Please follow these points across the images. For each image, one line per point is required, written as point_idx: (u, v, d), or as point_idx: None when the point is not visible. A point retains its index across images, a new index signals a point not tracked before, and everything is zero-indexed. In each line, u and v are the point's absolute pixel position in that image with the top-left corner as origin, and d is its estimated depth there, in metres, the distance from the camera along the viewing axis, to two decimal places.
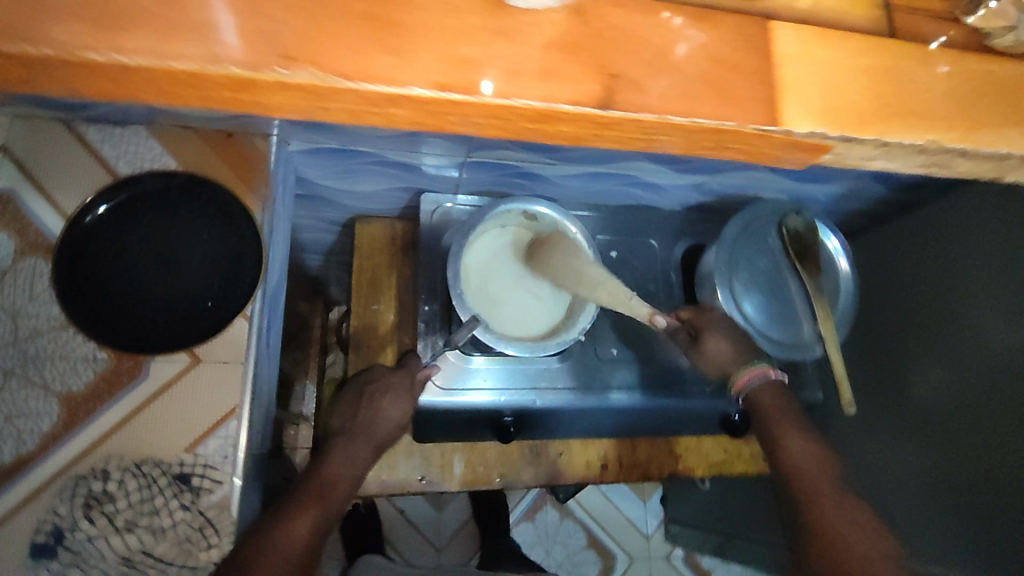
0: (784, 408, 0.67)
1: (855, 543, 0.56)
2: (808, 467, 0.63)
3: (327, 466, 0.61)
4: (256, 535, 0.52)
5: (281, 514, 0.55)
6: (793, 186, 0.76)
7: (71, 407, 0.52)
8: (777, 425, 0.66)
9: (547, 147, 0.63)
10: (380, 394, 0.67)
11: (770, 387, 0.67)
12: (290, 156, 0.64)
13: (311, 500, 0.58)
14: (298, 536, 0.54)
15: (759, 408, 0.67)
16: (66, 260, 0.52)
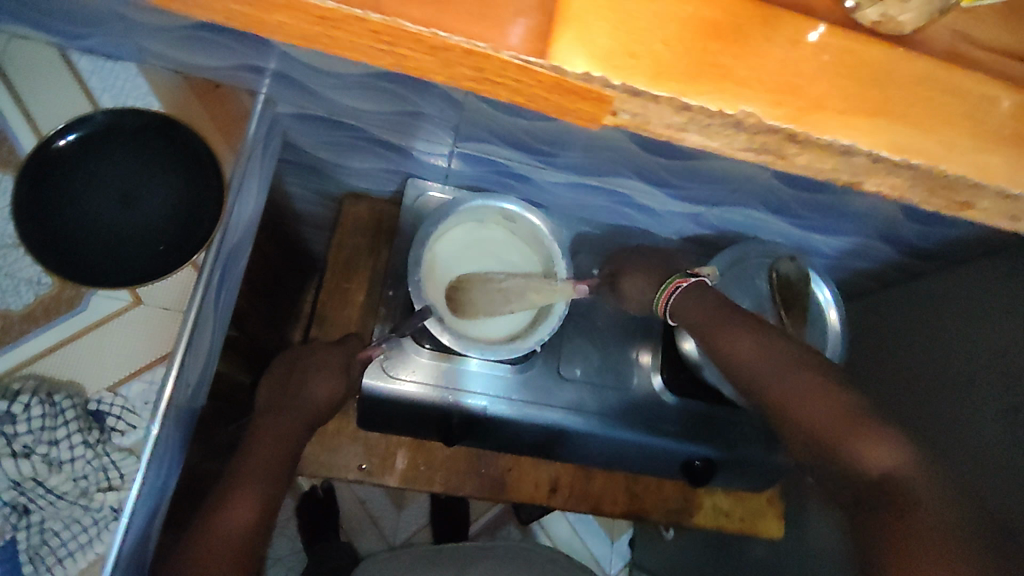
0: (710, 300, 0.56)
1: (818, 414, 0.48)
2: (749, 355, 0.52)
3: (259, 446, 0.61)
4: (194, 542, 0.54)
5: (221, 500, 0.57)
6: (794, 232, 0.72)
7: (5, 325, 0.52)
8: (708, 322, 0.55)
9: (532, 144, 0.61)
10: (310, 370, 0.67)
11: (694, 295, 0.58)
12: (280, 119, 0.64)
13: (255, 481, 0.59)
14: (241, 522, 0.56)
15: (687, 314, 0.58)
16: (27, 183, 0.52)
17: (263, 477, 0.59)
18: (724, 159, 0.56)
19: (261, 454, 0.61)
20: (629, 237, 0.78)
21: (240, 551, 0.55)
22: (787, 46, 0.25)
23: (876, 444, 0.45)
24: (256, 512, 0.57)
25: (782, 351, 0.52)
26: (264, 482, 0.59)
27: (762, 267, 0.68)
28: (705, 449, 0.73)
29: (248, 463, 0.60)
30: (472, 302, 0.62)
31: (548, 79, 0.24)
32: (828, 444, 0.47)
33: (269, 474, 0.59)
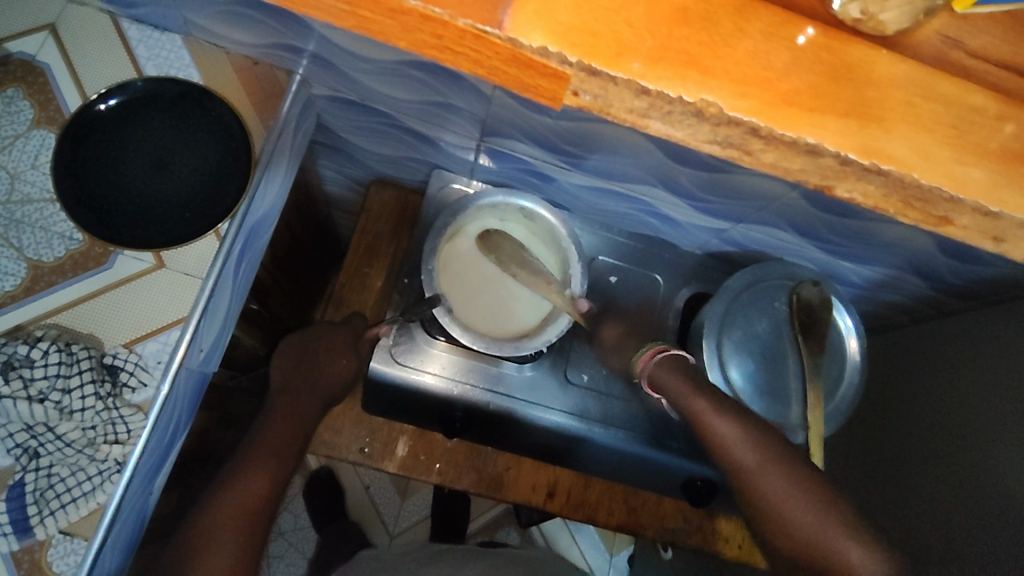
0: (689, 382, 0.59)
1: (805, 517, 0.52)
2: (738, 444, 0.55)
3: (272, 423, 0.62)
4: (212, 507, 0.54)
5: (233, 471, 0.57)
6: (820, 257, 0.70)
7: (36, 275, 0.54)
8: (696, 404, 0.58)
9: (558, 143, 0.61)
10: (324, 353, 0.68)
11: (669, 366, 0.62)
12: (315, 100, 0.66)
13: (264, 455, 0.59)
14: (256, 490, 0.56)
15: (663, 384, 0.61)
16: (68, 141, 0.54)
17: (277, 452, 0.60)
18: (753, 175, 0.55)
19: (275, 430, 0.62)
20: (651, 248, 0.77)
21: (253, 518, 0.55)
22: (758, 39, 0.30)
23: (856, 549, 0.50)
24: (269, 482, 0.57)
25: (774, 453, 0.55)
26: (278, 457, 0.59)
27: (784, 289, 0.67)
28: (708, 469, 0.71)
29: (261, 439, 0.60)
30: (471, 260, 0.65)
31: (505, 51, 0.29)
32: (806, 543, 0.51)
33: (282, 448, 0.60)
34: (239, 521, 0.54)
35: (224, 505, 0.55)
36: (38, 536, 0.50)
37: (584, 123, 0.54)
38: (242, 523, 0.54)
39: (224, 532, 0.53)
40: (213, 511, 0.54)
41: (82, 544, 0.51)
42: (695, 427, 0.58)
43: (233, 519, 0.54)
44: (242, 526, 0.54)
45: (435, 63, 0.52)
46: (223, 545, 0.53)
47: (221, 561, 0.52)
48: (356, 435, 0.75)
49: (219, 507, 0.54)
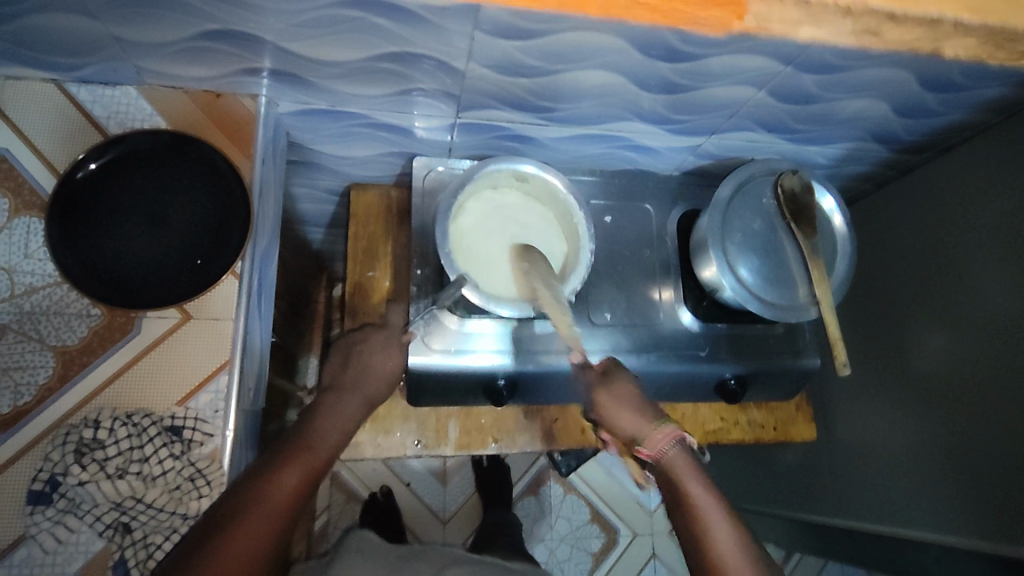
0: (698, 473, 0.57)
1: None
2: (736, 558, 0.52)
3: (306, 424, 0.58)
4: (243, 491, 0.48)
5: (267, 463, 0.52)
6: (787, 147, 0.76)
7: (66, 360, 0.53)
8: (703, 506, 0.55)
9: (535, 95, 0.63)
10: (370, 352, 0.68)
11: (683, 454, 0.58)
12: (282, 119, 0.66)
13: (300, 452, 0.54)
14: (289, 482, 0.50)
15: (674, 472, 0.57)
16: (58, 218, 0.52)
17: (316, 451, 0.55)
18: (715, 82, 0.62)
19: (316, 432, 0.57)
20: (632, 181, 0.81)
21: (281, 511, 0.48)
22: None
23: None
24: (304, 477, 0.52)
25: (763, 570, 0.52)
26: (313, 453, 0.54)
27: (767, 183, 0.72)
28: (738, 366, 0.77)
29: (294, 437, 0.55)
30: (477, 234, 0.67)
31: None
32: None
33: (315, 448, 0.55)
34: (268, 511, 0.48)
35: (259, 489, 0.49)
36: None
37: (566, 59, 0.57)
38: (268, 515, 0.48)
39: (251, 514, 0.47)
40: (239, 495, 0.48)
41: None
42: (693, 527, 0.54)
43: (263, 506, 0.48)
44: (271, 516, 0.48)
45: (406, 47, 0.55)
46: (245, 529, 0.46)
47: (236, 550, 0.45)
48: (407, 433, 0.77)
49: (250, 493, 0.48)
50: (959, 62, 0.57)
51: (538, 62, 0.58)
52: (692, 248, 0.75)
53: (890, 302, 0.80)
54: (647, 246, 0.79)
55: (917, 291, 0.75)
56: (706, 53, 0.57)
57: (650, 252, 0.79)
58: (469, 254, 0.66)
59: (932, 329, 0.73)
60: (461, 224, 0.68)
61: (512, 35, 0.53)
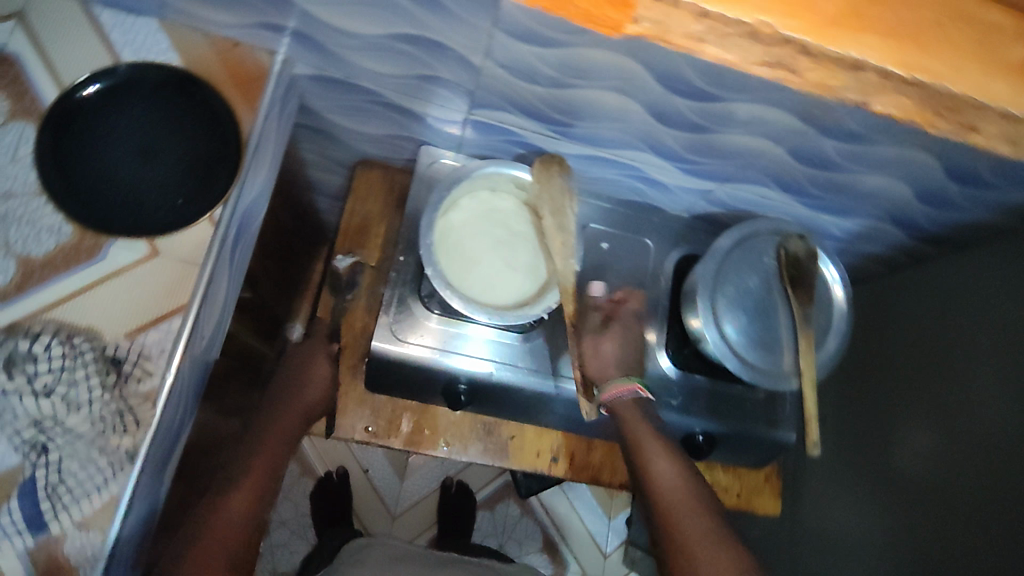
0: (654, 431, 0.67)
1: (705, 547, 0.60)
2: (670, 486, 0.64)
3: (251, 451, 0.64)
4: (187, 538, 0.56)
5: (211, 501, 0.58)
6: (799, 210, 0.74)
7: (26, 272, 0.53)
8: (647, 448, 0.66)
9: (548, 104, 0.63)
10: (298, 363, 0.71)
11: (637, 406, 0.68)
12: (298, 82, 0.66)
13: (242, 479, 0.61)
14: (234, 514, 0.58)
15: (628, 428, 0.67)
16: (50, 134, 0.55)
17: (257, 475, 0.61)
18: (734, 129, 0.61)
19: (261, 453, 0.63)
20: (638, 214, 0.80)
21: (231, 549, 0.56)
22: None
23: None
24: (246, 508, 0.59)
25: (699, 498, 0.63)
26: (255, 483, 0.61)
27: (771, 243, 0.69)
28: (708, 422, 0.74)
29: (238, 467, 0.62)
30: (462, 233, 0.66)
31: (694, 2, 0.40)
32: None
33: (261, 472, 0.62)
34: (213, 548, 0.55)
35: (200, 538, 0.56)
36: (53, 532, 0.49)
37: (582, 74, 0.56)
38: (211, 563, 0.54)
39: (199, 556, 0.54)
40: (187, 542, 0.55)
41: (97, 537, 0.49)
42: (640, 464, 0.66)
43: (209, 544, 0.55)
44: (217, 556, 0.55)
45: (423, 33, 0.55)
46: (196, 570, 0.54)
47: None
48: (359, 417, 0.76)
49: (193, 536, 0.56)
50: (985, 156, 0.55)
51: (554, 73, 0.57)
52: (683, 294, 0.72)
53: (878, 392, 0.76)
54: (639, 281, 0.77)
55: (907, 386, 0.72)
56: (726, 97, 0.56)
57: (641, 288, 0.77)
58: (451, 252, 0.65)
59: (914, 429, 0.70)
60: (448, 221, 0.66)
61: (531, 41, 0.52)
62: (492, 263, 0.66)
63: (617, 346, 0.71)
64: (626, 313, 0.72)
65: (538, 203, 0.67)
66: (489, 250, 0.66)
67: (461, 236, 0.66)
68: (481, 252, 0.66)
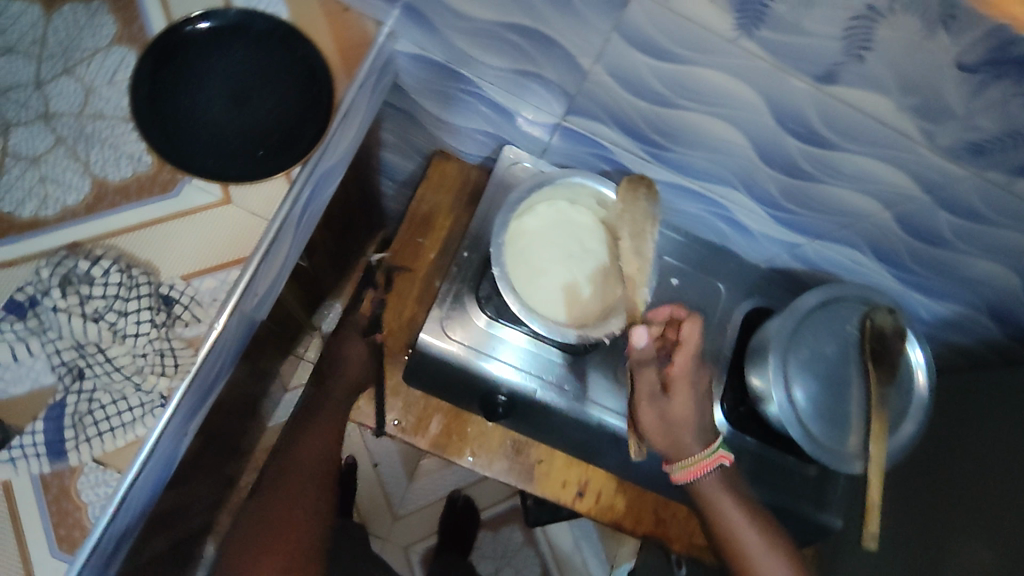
0: (743, 506, 0.63)
1: None
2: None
3: (317, 409, 0.74)
4: (287, 460, 0.72)
5: (299, 436, 0.73)
6: (890, 282, 0.69)
7: (99, 193, 0.52)
8: (743, 530, 0.63)
9: (648, 122, 0.60)
10: (339, 347, 0.76)
11: (723, 482, 0.63)
12: (397, 58, 0.65)
13: (319, 424, 0.73)
14: (312, 453, 0.72)
15: (713, 502, 0.63)
16: (150, 63, 0.54)
17: (328, 426, 0.73)
18: (843, 182, 0.57)
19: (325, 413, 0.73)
20: (714, 255, 0.76)
21: (309, 478, 0.71)
22: None
23: None
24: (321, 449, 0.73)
25: None
26: (328, 430, 0.73)
27: (855, 311, 0.64)
28: (752, 489, 0.69)
29: (315, 416, 0.74)
30: (533, 240, 0.64)
31: None
32: None
33: (327, 426, 0.73)
34: (299, 475, 0.71)
35: (292, 465, 0.72)
36: (71, 462, 0.47)
37: (693, 95, 0.53)
38: (297, 483, 0.71)
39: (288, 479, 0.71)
40: (286, 464, 0.72)
41: (114, 477, 0.47)
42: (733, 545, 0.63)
43: (298, 471, 0.71)
44: (299, 484, 0.71)
45: (535, 27, 0.54)
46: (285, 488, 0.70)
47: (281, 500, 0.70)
48: (389, 409, 0.73)
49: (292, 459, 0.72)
50: None
51: (663, 90, 0.54)
52: (750, 348, 0.67)
53: (943, 494, 0.70)
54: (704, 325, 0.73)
55: (975, 494, 0.66)
56: (843, 145, 0.52)
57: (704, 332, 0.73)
58: (518, 257, 0.63)
59: (979, 544, 0.63)
60: (521, 223, 0.64)
61: (647, 50, 0.50)
62: (558, 275, 0.63)
63: (689, 409, 0.60)
64: (682, 367, 0.60)
65: (618, 224, 0.63)
66: (556, 262, 0.64)
67: (530, 241, 0.64)
68: (549, 262, 0.64)
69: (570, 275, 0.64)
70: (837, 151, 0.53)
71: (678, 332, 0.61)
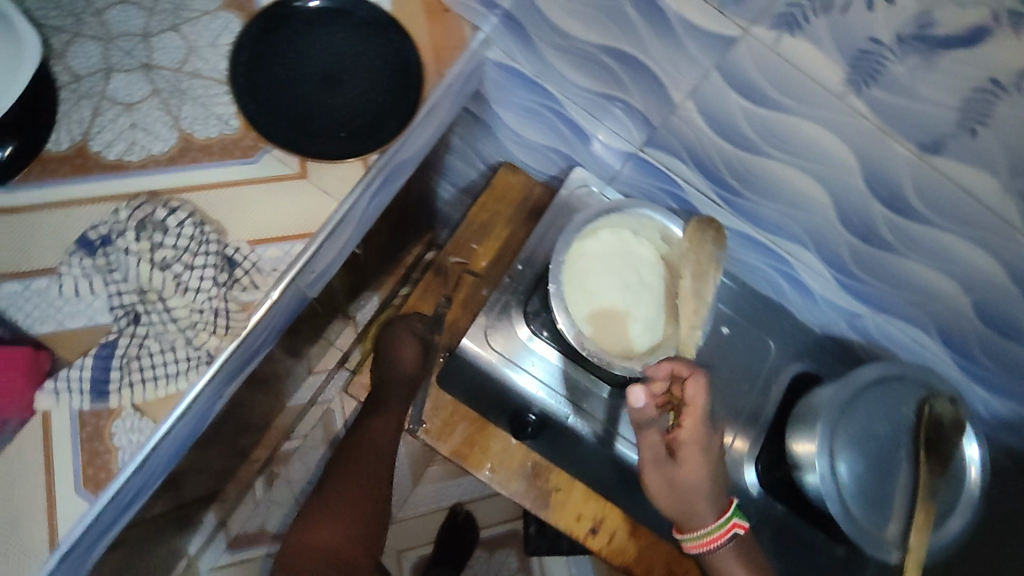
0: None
1: None
2: None
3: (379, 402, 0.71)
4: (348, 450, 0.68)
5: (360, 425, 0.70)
6: (949, 369, 0.66)
7: (183, 148, 0.53)
8: None
9: (729, 166, 0.59)
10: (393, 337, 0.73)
11: (740, 552, 0.58)
12: (486, 65, 0.66)
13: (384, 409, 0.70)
14: (383, 438, 0.70)
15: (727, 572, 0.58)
16: (256, 31, 0.55)
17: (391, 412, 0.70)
18: (922, 258, 0.55)
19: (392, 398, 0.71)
20: (768, 311, 0.74)
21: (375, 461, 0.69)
22: None
23: None
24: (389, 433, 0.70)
25: None
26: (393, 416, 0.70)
27: (914, 395, 0.60)
28: (772, 557, 0.67)
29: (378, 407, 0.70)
30: (593, 263, 0.63)
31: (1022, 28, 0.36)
32: None
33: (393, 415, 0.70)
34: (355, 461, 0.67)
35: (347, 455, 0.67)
36: (110, 404, 0.47)
37: (782, 145, 0.52)
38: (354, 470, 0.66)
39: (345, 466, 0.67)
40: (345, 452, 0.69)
41: (147, 427, 0.47)
42: None
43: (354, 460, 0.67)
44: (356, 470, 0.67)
45: (634, 53, 0.53)
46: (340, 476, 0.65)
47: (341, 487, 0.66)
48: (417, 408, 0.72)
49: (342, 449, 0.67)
50: None
51: (753, 135, 0.53)
52: (796, 412, 0.66)
53: None
54: (748, 380, 0.71)
55: None
56: (932, 219, 0.50)
57: (747, 388, 0.70)
58: (575, 277, 0.63)
59: None
60: (584, 245, 0.63)
61: (745, 92, 0.50)
62: (613, 302, 0.63)
63: (702, 477, 0.56)
64: (690, 433, 0.55)
65: (681, 262, 0.62)
66: (612, 287, 0.63)
67: (591, 264, 0.63)
68: (604, 287, 0.63)
69: (625, 302, 0.63)
70: (924, 224, 0.51)
71: (682, 391, 0.56)
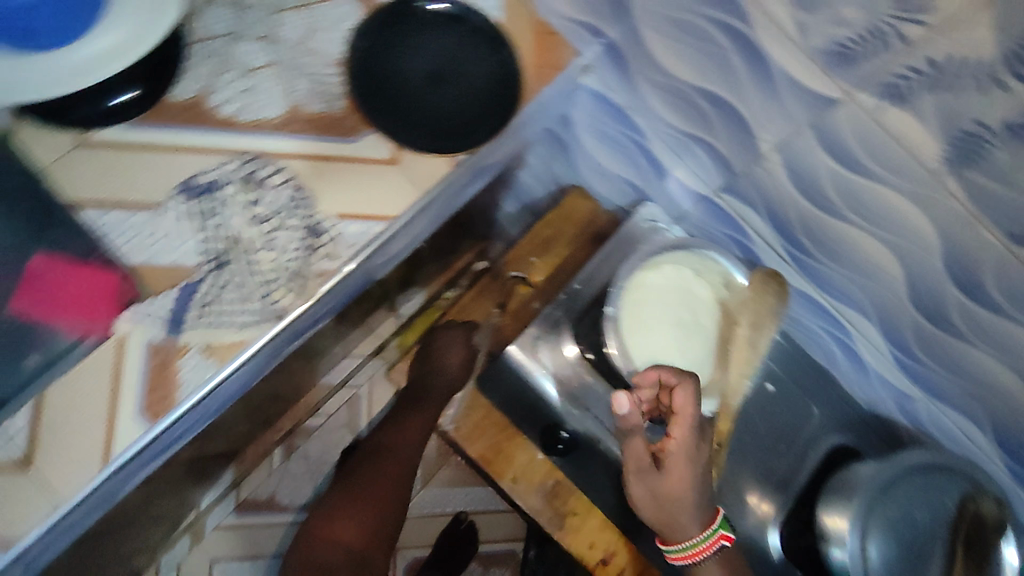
0: None
1: None
2: None
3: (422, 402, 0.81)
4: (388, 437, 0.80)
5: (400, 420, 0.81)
6: (996, 468, 0.64)
7: (291, 117, 0.57)
8: None
9: (804, 224, 0.59)
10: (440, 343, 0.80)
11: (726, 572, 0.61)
12: (580, 89, 0.68)
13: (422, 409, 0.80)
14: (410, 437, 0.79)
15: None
16: (376, 23, 0.58)
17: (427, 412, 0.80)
18: (989, 349, 0.54)
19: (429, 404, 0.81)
20: (815, 377, 0.73)
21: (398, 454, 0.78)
22: None
23: None
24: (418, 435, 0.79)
25: None
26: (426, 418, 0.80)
27: (957, 488, 0.59)
28: None
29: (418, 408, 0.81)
30: (653, 298, 0.64)
31: None
32: None
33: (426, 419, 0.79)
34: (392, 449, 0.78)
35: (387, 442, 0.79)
36: (182, 340, 0.50)
37: (865, 213, 0.53)
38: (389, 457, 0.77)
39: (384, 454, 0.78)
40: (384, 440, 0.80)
41: (210, 367, 0.50)
42: None
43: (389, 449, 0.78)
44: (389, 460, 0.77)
45: (732, 101, 0.55)
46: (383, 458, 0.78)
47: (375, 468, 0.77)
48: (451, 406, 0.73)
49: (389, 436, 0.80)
50: None
51: (836, 199, 0.54)
52: (831, 484, 0.63)
53: None
54: (786, 442, 0.69)
55: None
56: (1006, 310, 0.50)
57: (784, 450, 0.69)
58: (632, 311, 0.63)
59: None
60: (644, 280, 0.64)
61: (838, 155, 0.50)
62: (665, 341, 0.63)
63: (687, 490, 0.56)
64: (677, 442, 0.55)
65: (741, 311, 0.64)
66: (665, 326, 0.63)
67: (650, 300, 0.63)
68: (658, 324, 0.63)
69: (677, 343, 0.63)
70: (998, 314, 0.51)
71: (671, 399, 0.56)
